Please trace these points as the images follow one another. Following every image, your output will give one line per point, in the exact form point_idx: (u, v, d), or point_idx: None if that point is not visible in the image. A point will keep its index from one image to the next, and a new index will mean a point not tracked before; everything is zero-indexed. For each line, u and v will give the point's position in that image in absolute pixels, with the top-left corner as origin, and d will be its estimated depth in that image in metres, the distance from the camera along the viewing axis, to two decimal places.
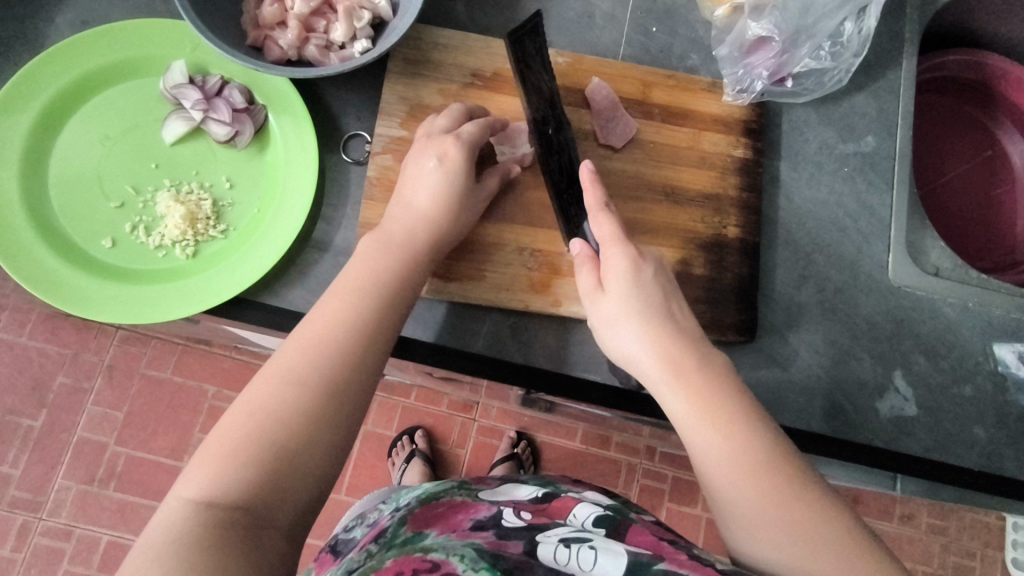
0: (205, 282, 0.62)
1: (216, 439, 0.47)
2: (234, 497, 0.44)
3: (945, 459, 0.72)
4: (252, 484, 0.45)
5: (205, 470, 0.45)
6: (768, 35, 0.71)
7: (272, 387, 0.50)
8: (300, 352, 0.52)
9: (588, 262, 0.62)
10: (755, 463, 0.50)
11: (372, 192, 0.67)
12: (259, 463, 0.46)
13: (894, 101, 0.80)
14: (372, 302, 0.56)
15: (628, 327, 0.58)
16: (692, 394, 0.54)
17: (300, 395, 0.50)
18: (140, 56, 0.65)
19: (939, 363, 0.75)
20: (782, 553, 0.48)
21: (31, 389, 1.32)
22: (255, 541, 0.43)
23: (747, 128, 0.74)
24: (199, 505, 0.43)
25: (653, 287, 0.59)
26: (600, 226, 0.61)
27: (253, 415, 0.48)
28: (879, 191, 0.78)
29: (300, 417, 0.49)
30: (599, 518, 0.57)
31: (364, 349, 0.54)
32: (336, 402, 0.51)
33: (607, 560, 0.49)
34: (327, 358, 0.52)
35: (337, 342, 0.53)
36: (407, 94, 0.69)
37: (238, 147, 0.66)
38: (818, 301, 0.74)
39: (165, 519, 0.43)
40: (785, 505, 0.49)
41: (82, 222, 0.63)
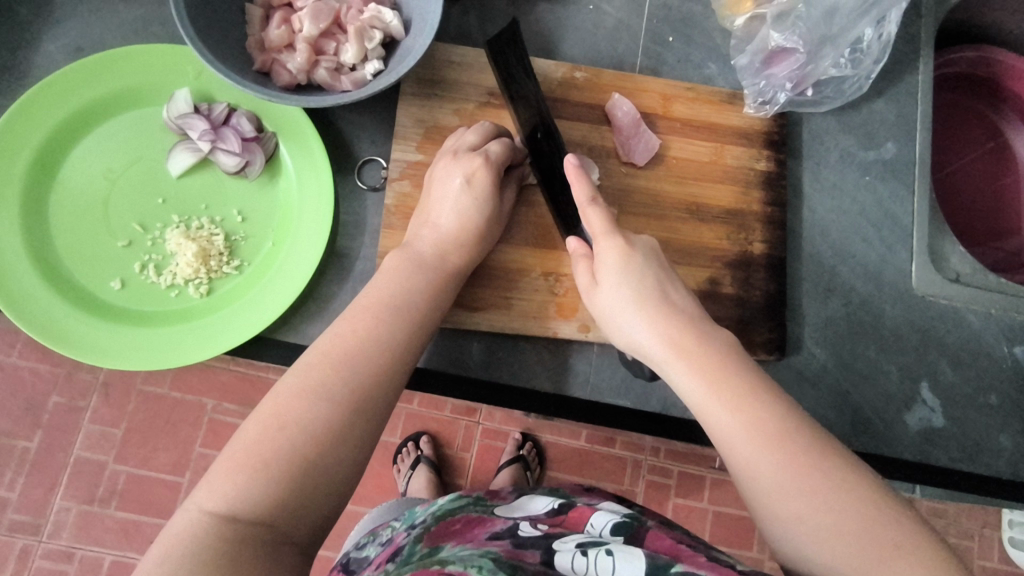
0: (224, 321, 0.60)
1: (241, 448, 0.45)
2: (254, 512, 0.43)
3: (973, 468, 0.72)
4: (273, 498, 0.44)
5: (225, 480, 0.44)
6: (791, 47, 0.71)
7: (301, 402, 0.48)
8: (328, 366, 0.50)
9: (583, 258, 0.61)
10: (771, 436, 0.48)
11: (390, 221, 0.64)
12: (282, 478, 0.44)
13: (913, 106, 0.79)
14: (396, 316, 0.55)
15: (628, 310, 0.56)
16: (699, 370, 0.51)
17: (331, 412, 0.48)
18: (143, 86, 0.62)
19: (965, 372, 0.74)
20: (812, 525, 0.45)
21: (24, 411, 1.27)
22: (273, 558, 0.42)
23: (769, 140, 0.73)
24: (217, 518, 0.42)
25: (646, 275, 0.57)
26: (589, 220, 0.59)
27: (280, 429, 0.46)
28: (901, 198, 0.77)
29: (324, 431, 0.47)
30: (618, 525, 0.56)
31: (389, 366, 0.52)
32: (359, 417, 0.49)
33: (625, 566, 0.48)
34: (352, 373, 0.50)
35: (362, 357, 0.51)
36: (422, 116, 0.66)
37: (249, 177, 0.63)
38: (844, 314, 0.73)
39: (183, 529, 0.42)
40: (807, 479, 0.46)
41: (87, 264, 0.60)
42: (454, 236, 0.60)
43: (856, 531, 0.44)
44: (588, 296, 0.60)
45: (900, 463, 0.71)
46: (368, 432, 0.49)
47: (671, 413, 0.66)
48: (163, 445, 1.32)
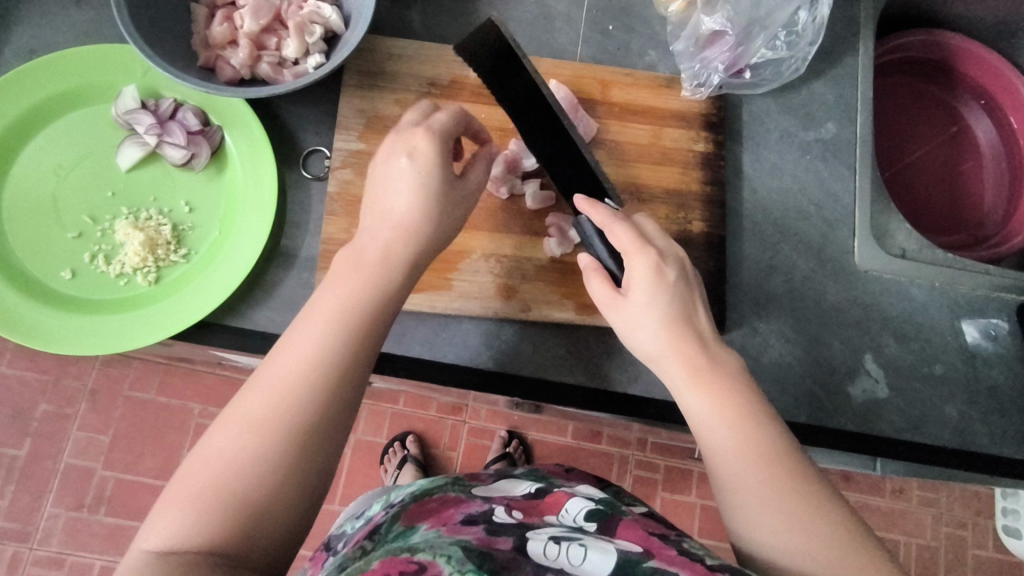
0: (173, 306, 0.62)
1: (183, 483, 0.44)
2: (198, 545, 0.41)
3: (919, 438, 0.73)
4: (222, 528, 0.42)
5: (171, 517, 0.42)
6: (722, 29, 0.73)
7: (238, 432, 0.45)
8: (265, 391, 0.47)
9: (595, 273, 0.60)
10: (763, 455, 0.50)
11: (334, 208, 0.66)
12: (223, 512, 0.43)
13: (852, 86, 0.81)
14: (340, 326, 0.51)
15: (648, 329, 0.56)
16: (709, 389, 0.53)
17: (268, 440, 0.45)
18: (91, 84, 0.65)
19: (908, 344, 0.76)
20: (780, 541, 0.47)
21: (13, 419, 1.31)
22: None
23: (707, 122, 0.75)
24: (160, 556, 0.41)
25: (664, 299, 0.56)
26: (618, 235, 0.58)
27: (214, 462, 0.44)
28: (842, 177, 0.78)
29: (270, 458, 0.45)
30: (591, 513, 0.57)
31: (333, 380, 0.49)
32: (303, 438, 0.46)
33: (596, 556, 0.49)
34: (301, 394, 0.47)
35: (300, 375, 0.48)
36: (363, 107, 0.69)
37: (195, 169, 0.65)
38: (786, 291, 0.75)
39: (128, 569, 0.40)
40: (796, 501, 0.48)
41: (40, 255, 0.62)
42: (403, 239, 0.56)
43: (835, 551, 0.46)
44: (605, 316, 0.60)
45: (845, 434, 0.72)
46: (324, 451, 0.47)
47: (618, 389, 0.67)
48: (150, 450, 1.33)
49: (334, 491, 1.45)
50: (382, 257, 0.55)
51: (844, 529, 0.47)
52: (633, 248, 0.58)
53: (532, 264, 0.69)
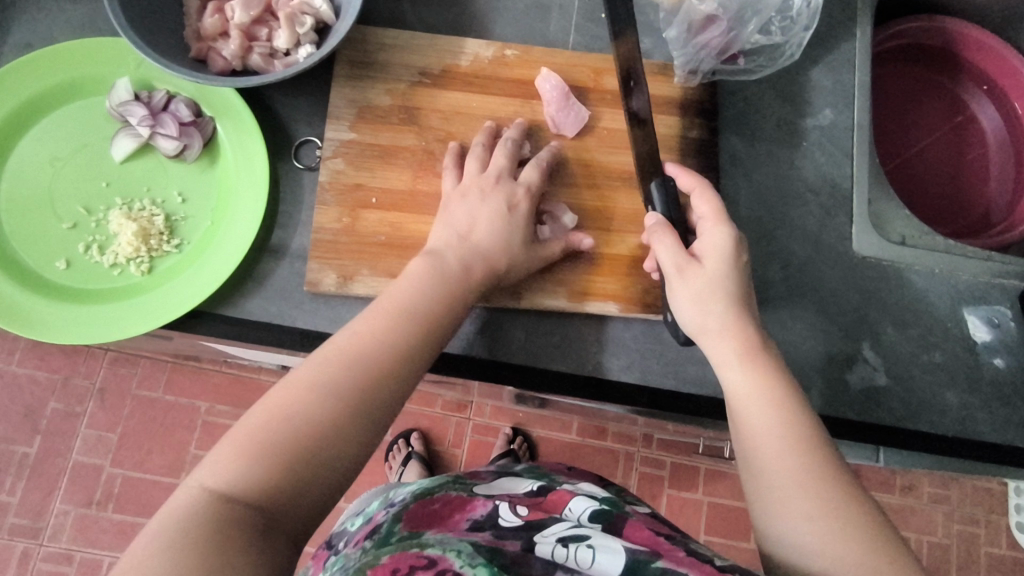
0: (165, 295, 0.62)
1: (247, 432, 0.46)
2: (249, 493, 0.44)
3: (919, 426, 0.72)
4: (268, 481, 0.45)
5: (229, 460, 0.45)
6: (714, 13, 0.73)
7: (309, 397, 0.49)
8: (340, 364, 0.51)
9: (663, 232, 0.61)
10: (796, 439, 0.51)
11: (326, 198, 0.66)
12: (281, 464, 0.45)
13: (850, 72, 0.80)
14: (406, 322, 0.55)
15: (711, 299, 0.58)
16: (751, 371, 0.55)
17: (336, 409, 0.49)
18: (84, 78, 0.65)
19: (907, 331, 0.75)
20: (812, 526, 0.48)
21: (24, 417, 1.32)
22: (262, 539, 0.42)
23: (700, 108, 0.74)
24: (213, 494, 0.43)
25: (733, 270, 0.59)
26: (702, 202, 0.62)
27: (283, 416, 0.47)
28: (839, 163, 0.78)
29: (323, 423, 0.48)
30: (596, 513, 0.56)
31: (398, 373, 0.53)
32: (365, 419, 0.50)
33: (605, 558, 0.49)
34: (359, 370, 0.51)
35: (371, 359, 0.52)
36: (355, 97, 0.69)
37: (187, 160, 0.66)
38: (782, 278, 0.74)
39: (183, 501, 0.43)
40: (822, 485, 0.49)
41: (35, 246, 0.63)
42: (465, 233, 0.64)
43: (853, 539, 0.47)
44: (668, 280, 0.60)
45: (843, 422, 0.71)
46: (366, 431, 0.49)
47: (609, 376, 0.67)
48: (158, 447, 1.34)
49: None
50: (463, 271, 0.61)
51: (867, 521, 0.48)
52: (710, 219, 0.61)
53: None
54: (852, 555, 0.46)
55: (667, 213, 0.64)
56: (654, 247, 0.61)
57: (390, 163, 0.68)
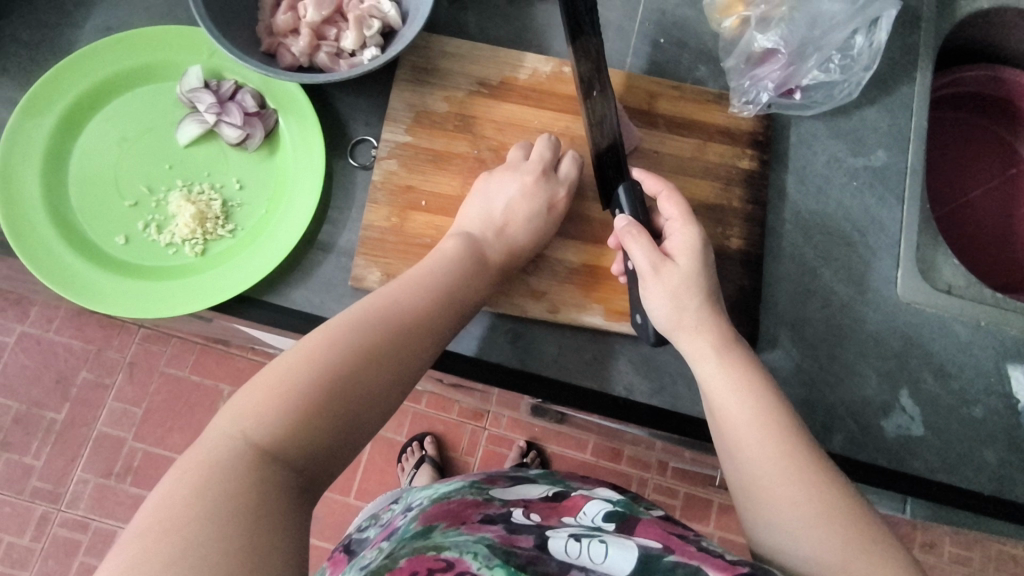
0: (216, 278, 0.64)
1: (284, 381, 0.47)
2: (288, 451, 0.45)
3: (953, 481, 0.70)
4: (303, 440, 0.46)
5: (266, 408, 0.46)
6: (775, 48, 0.73)
7: (347, 351, 0.50)
8: (375, 322, 0.53)
9: (636, 233, 0.60)
10: (771, 429, 0.53)
11: (377, 196, 0.68)
12: (312, 425, 0.46)
13: (906, 115, 0.79)
14: (434, 293, 0.58)
15: (693, 298, 0.59)
16: (726, 365, 0.56)
17: (371, 366, 0.51)
18: (160, 63, 0.68)
19: (948, 383, 0.73)
20: (798, 511, 0.49)
21: (56, 383, 1.36)
22: (297, 499, 0.43)
23: (753, 140, 0.74)
24: (254, 450, 0.43)
25: (704, 269, 0.60)
26: (669, 206, 0.63)
27: (318, 368, 0.48)
28: (890, 205, 0.77)
29: (360, 383, 0.50)
30: (610, 512, 0.57)
31: (426, 339, 0.56)
32: (393, 379, 0.52)
33: (617, 553, 0.49)
34: (395, 335, 0.54)
35: (404, 322, 0.55)
36: (414, 101, 0.70)
37: (249, 149, 0.68)
38: (823, 317, 0.73)
39: (216, 449, 0.43)
40: (798, 471, 0.51)
41: (97, 220, 0.66)
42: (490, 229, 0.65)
43: (834, 520, 0.49)
44: (644, 282, 0.60)
45: (875, 470, 0.70)
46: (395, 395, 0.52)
47: (641, 399, 0.66)
48: (179, 426, 1.37)
49: (351, 484, 1.47)
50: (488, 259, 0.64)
51: (846, 503, 0.50)
52: (678, 220, 0.62)
53: (564, 267, 0.69)
54: (838, 534, 0.48)
55: (634, 215, 0.64)
56: (627, 249, 0.61)
57: (442, 169, 0.69)
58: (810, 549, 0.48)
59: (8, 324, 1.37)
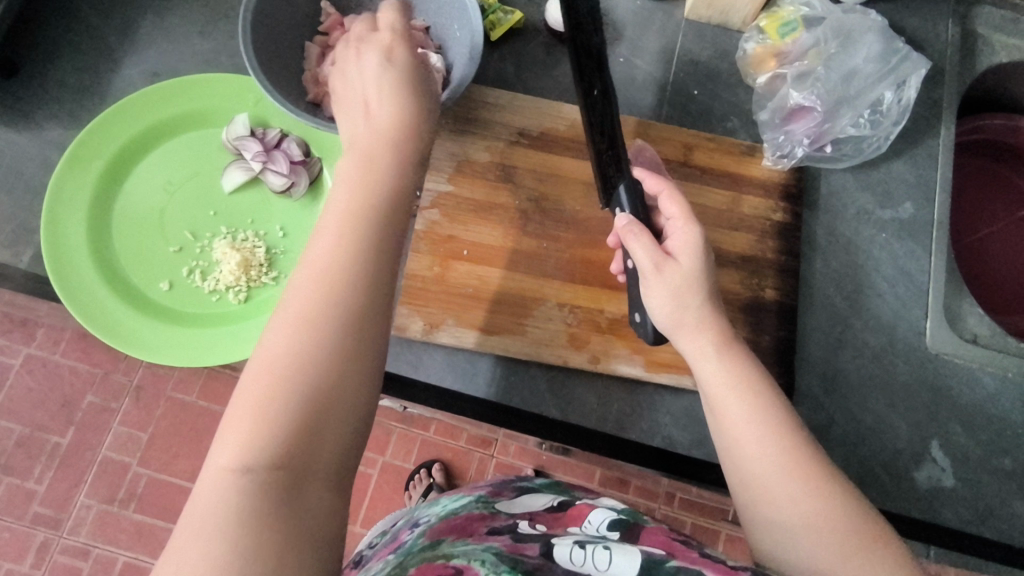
0: (261, 326, 0.64)
1: (249, 393, 0.38)
2: (275, 453, 0.37)
3: (984, 533, 0.71)
4: (287, 438, 0.37)
5: (235, 432, 0.37)
6: (809, 105, 0.75)
7: (295, 333, 0.40)
8: (312, 287, 0.42)
9: (636, 232, 0.57)
10: (773, 427, 0.51)
11: (418, 245, 0.68)
12: (291, 423, 0.38)
13: (932, 168, 0.81)
14: (366, 226, 0.46)
15: (692, 303, 0.55)
16: (727, 361, 0.54)
17: (321, 336, 0.40)
18: (206, 111, 0.69)
19: (977, 434, 0.74)
20: (798, 517, 0.48)
21: (60, 407, 1.32)
22: (300, 497, 0.36)
23: (786, 192, 0.76)
24: (237, 473, 0.36)
25: (706, 269, 0.57)
26: (670, 204, 0.60)
27: (273, 368, 0.39)
28: (917, 257, 0.78)
29: (311, 366, 0.40)
30: (614, 522, 0.56)
31: (372, 280, 0.43)
32: (355, 335, 0.42)
33: (622, 560, 0.47)
34: (338, 301, 0.42)
35: (347, 275, 0.43)
36: (455, 150, 0.72)
37: (293, 197, 0.68)
38: (855, 368, 0.74)
39: (204, 493, 0.35)
40: (798, 470, 0.49)
41: (141, 266, 0.65)
42: (380, 189, 0.48)
43: (835, 526, 0.47)
44: (645, 278, 0.57)
45: (906, 521, 0.70)
46: (362, 352, 0.41)
47: (679, 450, 0.67)
48: (187, 451, 1.36)
49: (357, 512, 1.45)
50: (392, 174, 0.50)
51: (846, 507, 0.48)
52: (680, 219, 0.59)
53: (605, 317, 0.69)
54: (838, 539, 0.46)
55: (636, 214, 0.61)
56: (628, 247, 0.58)
57: (483, 218, 0.70)
58: (812, 554, 0.46)
59: (13, 346, 1.31)
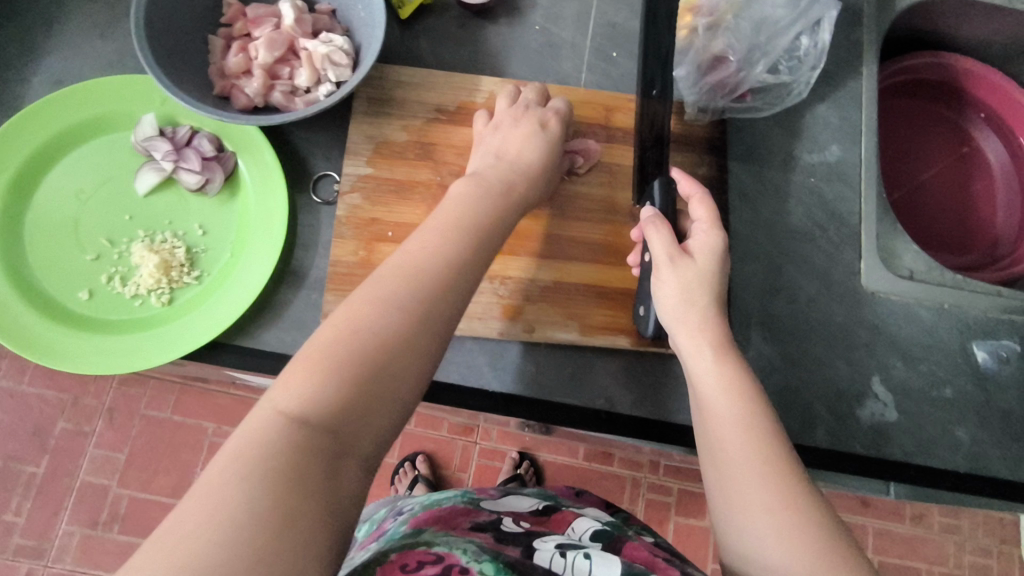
0: (184, 327, 0.63)
1: (321, 349, 0.43)
2: (327, 415, 0.40)
3: (930, 463, 0.72)
4: (344, 397, 0.41)
5: (301, 379, 0.41)
6: (725, 54, 0.75)
7: (375, 309, 0.46)
8: (399, 276, 0.49)
9: (659, 223, 0.60)
10: (760, 434, 0.50)
11: (343, 231, 0.68)
12: (350, 382, 0.42)
13: (856, 109, 0.81)
14: (464, 234, 0.55)
15: (694, 297, 0.57)
16: (722, 362, 0.54)
17: (397, 322, 0.46)
18: (111, 114, 0.67)
19: (917, 367, 0.75)
20: (769, 530, 0.46)
21: (31, 436, 1.29)
22: (337, 466, 0.38)
23: (710, 146, 0.77)
24: (291, 420, 0.39)
25: (720, 272, 0.59)
26: (695, 208, 0.61)
27: (349, 333, 0.44)
28: (846, 198, 0.79)
29: (384, 343, 0.45)
30: (597, 532, 0.57)
31: (451, 284, 0.50)
32: (424, 328, 0.47)
33: (601, 569, 0.47)
34: (411, 294, 0.48)
35: (428, 273, 0.50)
36: (373, 133, 0.71)
37: (209, 194, 0.67)
38: (792, 314, 0.75)
39: (257, 428, 0.38)
40: (774, 483, 0.48)
41: (59, 277, 0.65)
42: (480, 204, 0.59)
43: (806, 540, 0.45)
44: (659, 271, 0.59)
45: (853, 458, 0.71)
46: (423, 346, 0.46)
47: (621, 410, 0.67)
48: (165, 468, 1.32)
49: None
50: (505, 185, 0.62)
51: (821, 524, 0.46)
52: (705, 223, 0.60)
53: (536, 285, 0.69)
54: (809, 554, 0.45)
55: (664, 209, 0.64)
56: (649, 238, 0.61)
57: (406, 199, 0.69)
58: (781, 565, 0.45)
59: None
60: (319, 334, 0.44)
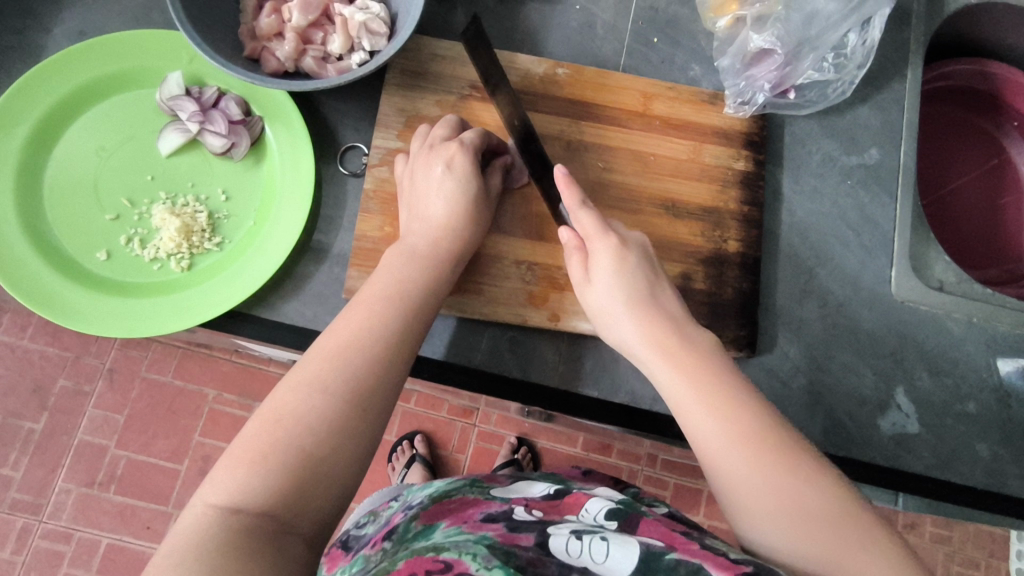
0: (202, 294, 0.62)
1: (243, 442, 0.45)
2: (257, 503, 0.42)
3: (947, 477, 0.71)
4: (278, 485, 0.43)
5: (229, 475, 0.43)
6: (770, 48, 0.71)
7: (300, 395, 0.47)
8: (328, 357, 0.49)
9: (575, 249, 0.61)
10: (738, 420, 0.50)
11: (369, 205, 0.66)
12: (285, 470, 0.43)
13: (898, 112, 0.79)
14: (401, 304, 0.55)
15: (621, 311, 0.57)
16: (679, 362, 0.54)
17: (332, 405, 0.47)
18: (136, 69, 0.65)
19: (943, 380, 0.73)
20: (780, 510, 0.46)
21: (32, 392, 1.28)
22: (276, 546, 0.41)
23: (748, 141, 0.74)
24: (220, 512, 0.41)
25: (640, 272, 0.58)
26: (582, 222, 0.60)
27: (276, 419, 0.46)
28: (882, 203, 0.77)
29: (319, 424, 0.46)
30: (612, 510, 0.53)
31: (388, 353, 0.51)
32: (361, 408, 0.48)
33: (619, 552, 0.45)
34: (348, 372, 0.49)
35: (362, 348, 0.50)
36: (405, 105, 0.69)
37: (234, 158, 0.65)
38: (820, 317, 0.73)
39: (189, 524, 0.41)
40: (779, 471, 0.47)
41: (77, 236, 0.63)
42: (426, 262, 0.59)
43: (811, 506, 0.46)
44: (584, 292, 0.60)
45: (873, 468, 0.70)
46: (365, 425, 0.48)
47: (645, 407, 0.66)
48: (164, 432, 1.31)
49: None
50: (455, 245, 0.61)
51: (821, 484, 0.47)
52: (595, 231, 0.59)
53: (562, 274, 0.68)
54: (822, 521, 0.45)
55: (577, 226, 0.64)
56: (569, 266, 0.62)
57: None
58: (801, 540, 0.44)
59: None
60: (249, 425, 0.46)
